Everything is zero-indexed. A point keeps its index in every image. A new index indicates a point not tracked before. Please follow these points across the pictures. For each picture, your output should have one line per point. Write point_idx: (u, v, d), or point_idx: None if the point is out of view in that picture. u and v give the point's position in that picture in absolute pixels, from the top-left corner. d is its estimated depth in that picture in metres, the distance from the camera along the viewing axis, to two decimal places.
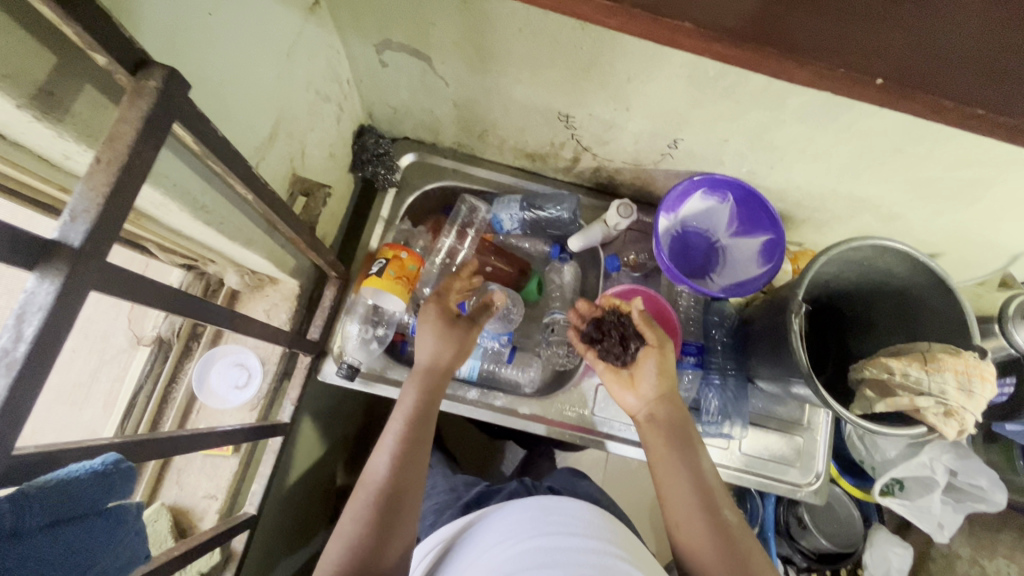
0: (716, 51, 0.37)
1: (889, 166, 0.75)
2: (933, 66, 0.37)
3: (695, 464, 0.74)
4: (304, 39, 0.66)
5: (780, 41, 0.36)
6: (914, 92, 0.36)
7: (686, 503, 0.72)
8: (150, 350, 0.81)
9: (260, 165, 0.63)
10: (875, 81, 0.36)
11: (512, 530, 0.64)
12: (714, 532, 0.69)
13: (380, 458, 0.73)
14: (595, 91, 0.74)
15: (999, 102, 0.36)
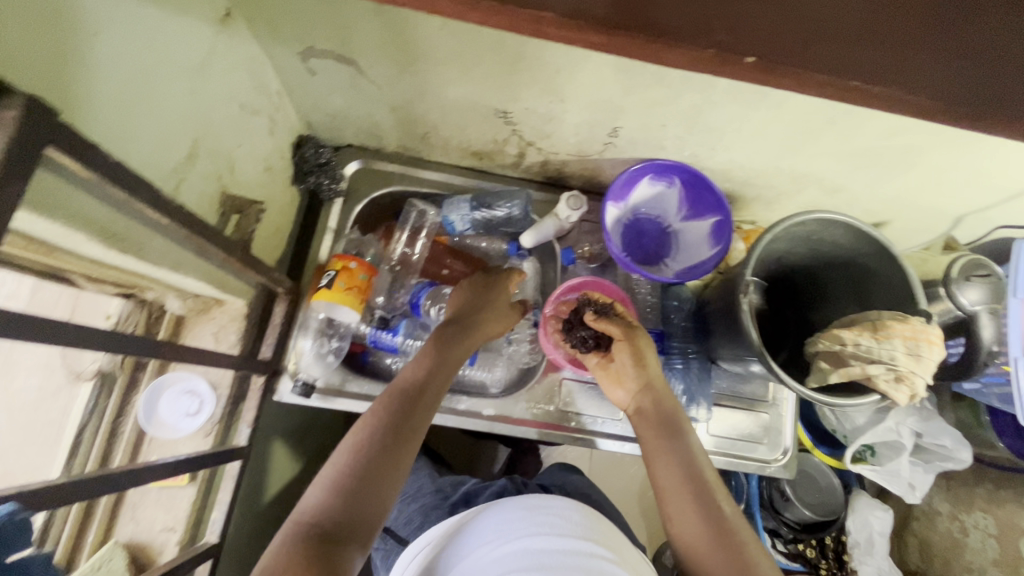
0: (585, 39, 0.45)
1: (825, 140, 0.76)
2: (789, 52, 0.45)
3: (687, 452, 0.75)
4: (217, 52, 0.64)
5: (647, 28, 0.45)
6: (771, 66, 0.45)
7: (681, 492, 0.72)
8: (92, 385, 0.77)
9: (181, 186, 0.61)
10: (745, 59, 0.45)
11: (500, 531, 0.63)
12: (706, 519, 0.69)
13: (353, 439, 0.66)
14: (526, 84, 0.73)
15: (851, 71, 0.45)
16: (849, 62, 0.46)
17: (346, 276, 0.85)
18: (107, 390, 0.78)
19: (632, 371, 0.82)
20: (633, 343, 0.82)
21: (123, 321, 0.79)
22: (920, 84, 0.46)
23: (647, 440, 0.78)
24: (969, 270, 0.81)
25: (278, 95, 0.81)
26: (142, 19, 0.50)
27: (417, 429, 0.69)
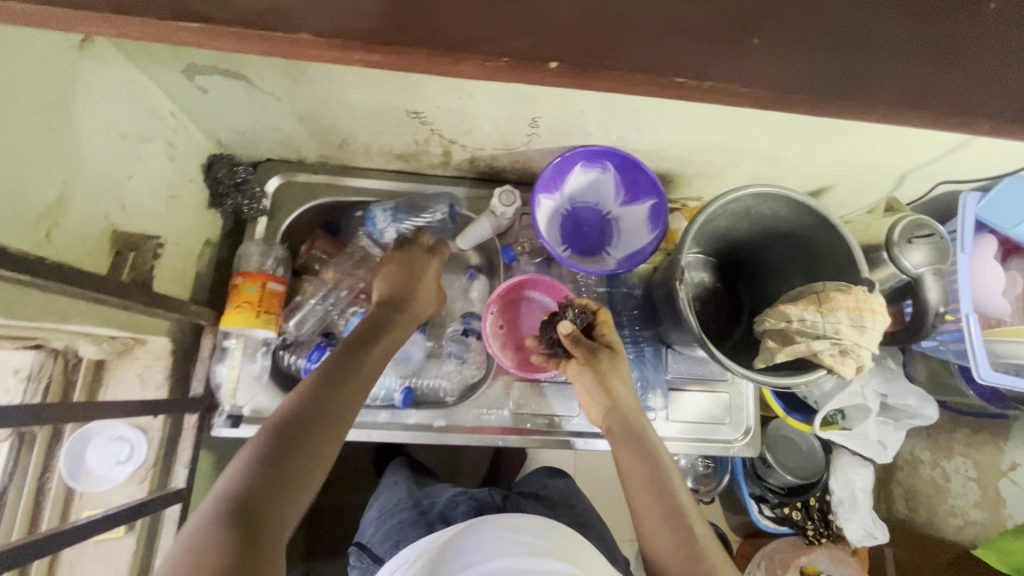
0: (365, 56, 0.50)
1: (750, 112, 0.72)
2: (595, 41, 0.52)
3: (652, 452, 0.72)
4: (81, 82, 0.59)
5: (437, 35, 0.50)
6: (582, 66, 0.51)
7: (649, 496, 0.69)
8: (9, 443, 0.73)
9: (55, 231, 0.57)
10: (553, 63, 0.51)
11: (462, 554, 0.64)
12: (670, 525, 0.66)
13: (245, 467, 0.56)
14: (428, 82, 0.68)
15: (649, 64, 0.51)
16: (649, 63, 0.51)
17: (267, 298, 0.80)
18: (27, 448, 0.74)
19: (597, 396, 0.78)
20: (596, 369, 0.78)
21: (36, 374, 0.75)
22: None
23: (614, 443, 0.75)
24: (912, 231, 0.79)
25: (173, 117, 0.76)
26: None
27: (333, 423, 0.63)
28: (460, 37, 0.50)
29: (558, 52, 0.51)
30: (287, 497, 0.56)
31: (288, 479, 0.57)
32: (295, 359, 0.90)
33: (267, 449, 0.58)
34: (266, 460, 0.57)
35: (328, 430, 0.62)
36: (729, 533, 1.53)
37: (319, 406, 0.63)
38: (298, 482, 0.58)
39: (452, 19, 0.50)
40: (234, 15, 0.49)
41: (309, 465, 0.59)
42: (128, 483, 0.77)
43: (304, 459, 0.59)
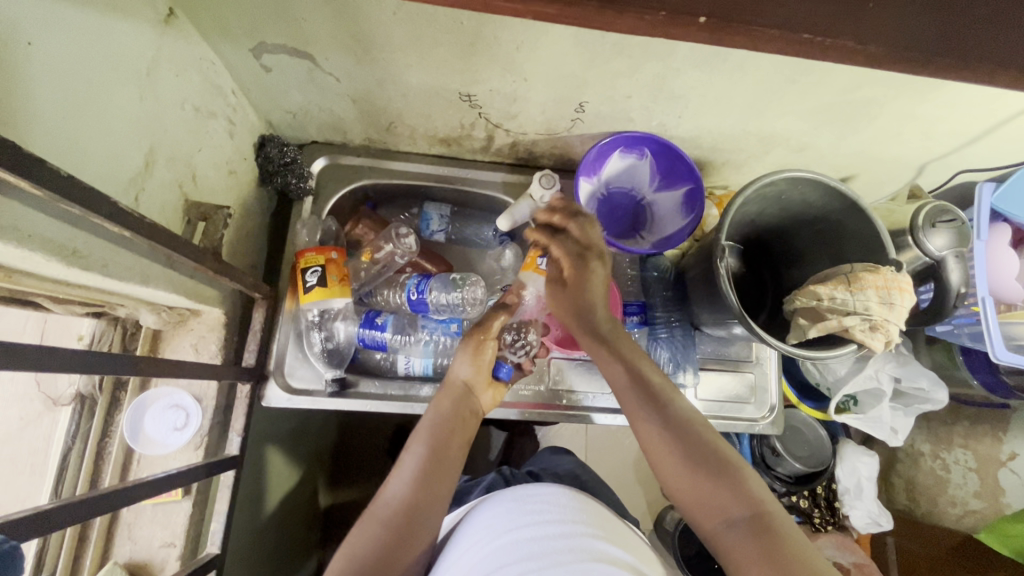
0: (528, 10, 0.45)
1: (788, 101, 0.76)
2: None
3: (673, 413, 0.70)
4: (165, 54, 0.62)
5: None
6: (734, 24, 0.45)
7: (676, 450, 0.67)
8: (72, 408, 0.76)
9: (141, 196, 0.60)
10: (700, 19, 0.45)
11: (493, 528, 0.69)
12: (699, 467, 0.65)
13: (394, 487, 0.68)
14: (487, 65, 0.72)
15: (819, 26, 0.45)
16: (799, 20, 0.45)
17: (334, 269, 0.87)
18: (87, 412, 0.76)
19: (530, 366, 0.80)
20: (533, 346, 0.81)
21: (97, 341, 0.76)
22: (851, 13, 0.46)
23: (625, 403, 0.73)
24: (935, 216, 0.83)
25: (234, 96, 0.79)
26: (76, 22, 0.48)
27: (461, 437, 0.73)
28: None
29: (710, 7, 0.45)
30: (431, 507, 0.67)
31: (431, 494, 0.67)
32: (343, 334, 0.92)
33: (411, 471, 0.68)
34: (409, 484, 0.67)
35: (453, 456, 0.71)
36: None
37: (447, 422, 0.73)
38: (438, 496, 0.68)
39: None
40: None
41: (444, 482, 0.69)
42: (184, 449, 0.79)
43: (439, 478, 0.69)
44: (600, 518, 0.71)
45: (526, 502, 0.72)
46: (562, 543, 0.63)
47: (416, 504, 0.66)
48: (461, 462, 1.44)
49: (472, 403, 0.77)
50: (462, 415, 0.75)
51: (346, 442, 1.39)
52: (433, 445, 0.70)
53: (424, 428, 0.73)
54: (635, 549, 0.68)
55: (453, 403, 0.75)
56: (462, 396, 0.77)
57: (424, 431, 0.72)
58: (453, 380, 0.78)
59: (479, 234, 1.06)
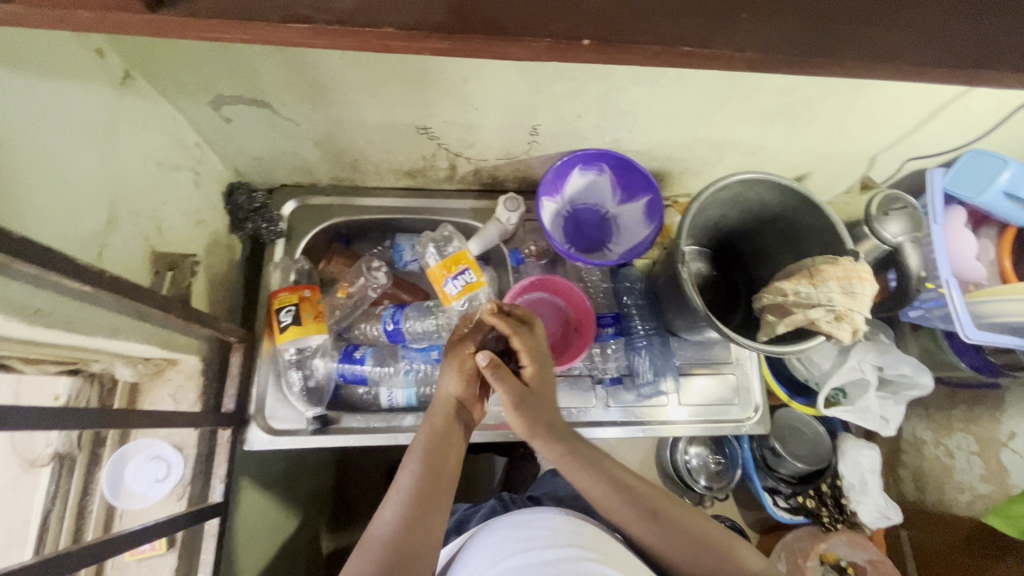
0: (426, 48, 0.43)
1: (730, 107, 0.79)
2: (634, 16, 0.43)
3: (612, 473, 0.71)
4: (124, 113, 0.64)
5: (484, 27, 0.42)
6: (620, 45, 0.42)
7: (658, 538, 0.69)
8: (51, 469, 0.76)
9: (104, 251, 0.62)
10: (583, 42, 0.42)
11: (491, 557, 0.68)
12: (689, 551, 0.68)
13: (389, 510, 0.64)
14: (437, 98, 0.75)
15: (699, 39, 0.43)
16: (680, 27, 0.43)
17: (308, 307, 0.88)
18: (67, 471, 0.77)
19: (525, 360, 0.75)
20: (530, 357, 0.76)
21: (75, 399, 0.77)
22: (753, 16, 0.44)
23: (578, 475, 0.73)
24: (887, 204, 0.86)
25: (198, 147, 0.81)
26: (28, 91, 0.50)
27: (454, 449, 0.71)
28: (509, 23, 0.42)
29: (593, 29, 0.42)
30: (427, 528, 0.64)
31: (426, 516, 0.64)
32: (322, 370, 0.92)
33: (404, 490, 0.65)
34: (402, 506, 0.64)
35: (448, 473, 0.68)
36: (748, 529, 1.54)
37: (438, 437, 0.70)
38: (435, 515, 0.65)
39: (504, 7, 0.42)
40: (250, 12, 0.41)
41: (441, 501, 0.66)
42: (166, 500, 0.79)
43: (434, 496, 0.66)
44: (600, 541, 0.70)
45: (522, 529, 0.71)
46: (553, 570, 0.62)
47: (412, 527, 0.63)
48: (462, 492, 1.42)
49: (463, 416, 0.75)
50: (455, 433, 0.72)
51: (344, 483, 1.38)
52: (427, 460, 0.68)
53: (416, 446, 0.70)
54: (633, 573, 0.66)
55: (440, 416, 0.72)
56: (453, 416, 0.73)
57: (416, 448, 0.69)
58: (444, 401, 0.74)
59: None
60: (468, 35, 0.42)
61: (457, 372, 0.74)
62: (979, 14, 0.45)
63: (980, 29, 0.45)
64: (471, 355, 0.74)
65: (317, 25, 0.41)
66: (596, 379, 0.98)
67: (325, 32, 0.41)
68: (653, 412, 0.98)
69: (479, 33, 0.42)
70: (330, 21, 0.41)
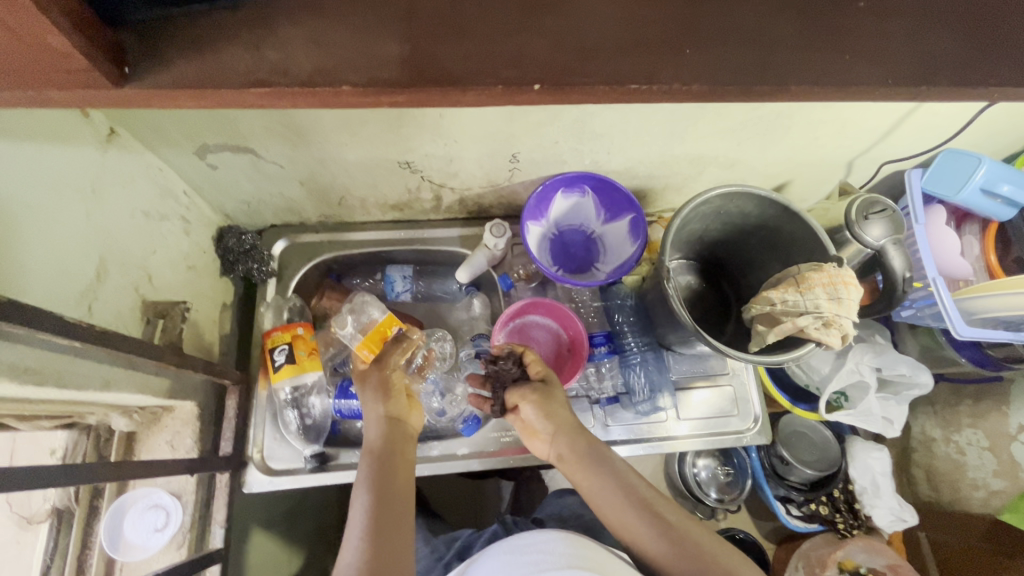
0: (381, 100, 0.44)
1: (704, 125, 0.81)
2: (583, 57, 0.44)
3: (611, 465, 0.74)
4: (110, 169, 0.66)
5: (435, 79, 0.43)
6: (569, 86, 0.43)
7: (655, 537, 0.69)
8: (48, 524, 0.76)
9: (94, 305, 0.63)
10: (533, 86, 0.43)
11: None
12: (685, 561, 0.67)
13: (350, 547, 0.63)
14: (416, 134, 0.76)
15: (644, 77, 0.44)
16: (627, 67, 0.44)
17: (301, 344, 0.88)
18: (65, 526, 0.76)
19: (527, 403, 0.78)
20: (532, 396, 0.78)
21: (72, 453, 0.78)
22: (698, 53, 0.45)
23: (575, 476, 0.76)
24: (867, 208, 0.87)
25: (186, 195, 0.83)
26: (14, 156, 0.52)
27: (403, 475, 0.70)
28: (460, 72, 0.43)
29: (541, 73, 0.43)
30: (397, 556, 0.62)
31: (391, 546, 0.63)
32: (318, 408, 0.92)
33: (363, 522, 0.64)
34: (365, 538, 0.63)
35: (400, 498, 0.68)
36: (762, 540, 1.52)
37: (385, 465, 0.70)
38: (399, 541, 0.64)
39: (454, 59, 0.43)
40: (217, 75, 0.43)
41: (401, 525, 0.65)
42: (166, 550, 0.79)
43: (394, 520, 0.65)
44: (599, 563, 0.68)
45: (521, 555, 0.70)
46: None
47: (379, 558, 0.61)
48: (469, 520, 1.41)
49: (405, 438, 0.74)
50: (399, 451, 0.72)
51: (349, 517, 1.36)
52: (378, 491, 0.67)
53: (364, 479, 0.69)
54: None
55: (384, 443, 0.72)
56: (393, 433, 0.73)
57: (364, 481, 0.68)
58: (377, 423, 0.74)
59: (445, 288, 1.09)
60: (422, 88, 0.43)
61: (378, 390, 0.76)
62: (914, 34, 0.47)
63: (917, 49, 0.47)
64: (386, 369, 0.78)
65: (276, 86, 0.42)
66: (593, 399, 0.98)
67: (284, 92, 0.43)
68: (652, 429, 0.98)
69: (432, 87, 0.43)
70: (286, 83, 0.43)
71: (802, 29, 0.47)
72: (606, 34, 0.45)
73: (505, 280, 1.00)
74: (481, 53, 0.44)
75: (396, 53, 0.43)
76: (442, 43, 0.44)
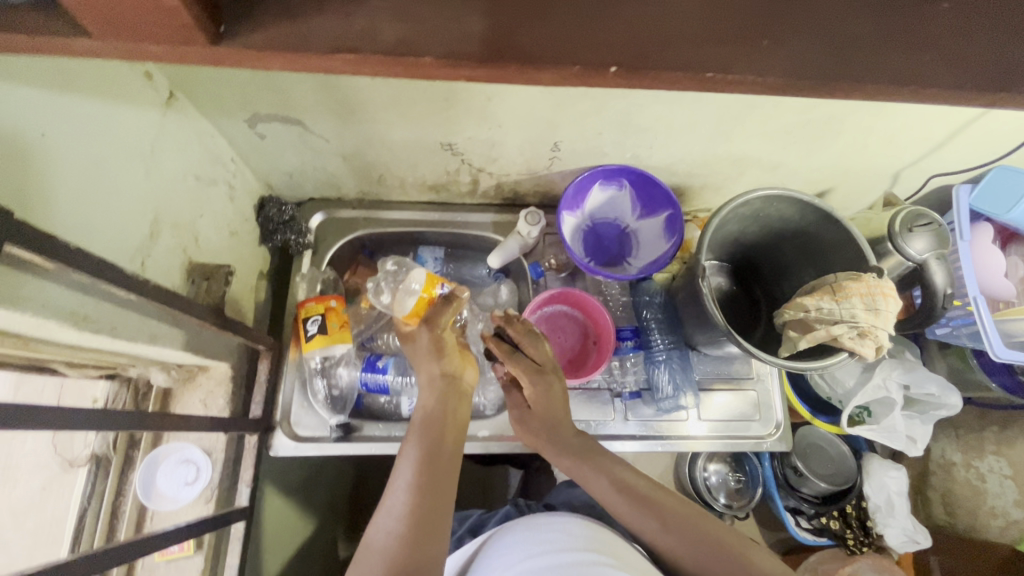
0: (464, 74, 0.45)
1: (751, 125, 0.80)
2: (661, 43, 0.45)
3: (640, 461, 0.73)
4: (168, 131, 0.68)
5: (514, 55, 0.44)
6: (644, 72, 0.44)
7: (680, 533, 0.68)
8: (87, 469, 0.80)
9: (147, 262, 0.65)
10: (611, 69, 0.44)
11: (510, 557, 0.68)
12: (695, 548, 0.67)
13: (393, 497, 0.65)
14: (463, 116, 0.77)
15: (722, 65, 0.44)
16: (708, 54, 0.44)
17: (333, 316, 0.90)
18: (103, 472, 0.80)
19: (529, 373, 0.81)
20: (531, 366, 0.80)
21: (112, 402, 0.81)
22: (779, 48, 0.45)
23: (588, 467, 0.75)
24: (911, 221, 0.85)
25: (234, 163, 0.85)
26: (85, 113, 0.54)
27: (453, 437, 0.72)
28: (538, 51, 0.44)
29: (618, 56, 0.44)
30: (435, 513, 0.64)
31: (433, 502, 0.65)
32: (345, 379, 0.95)
33: (409, 475, 0.67)
34: (408, 492, 0.65)
35: (448, 458, 0.70)
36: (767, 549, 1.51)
37: (436, 424, 0.72)
38: (441, 499, 0.66)
39: (533, 38, 0.44)
40: (296, 38, 0.44)
41: (443, 486, 0.67)
42: (195, 503, 0.82)
43: (437, 478, 0.67)
44: (613, 546, 0.69)
45: (539, 532, 0.71)
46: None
47: (418, 510, 0.64)
48: (478, 503, 1.43)
49: (458, 398, 0.76)
50: (452, 415, 0.73)
51: (362, 491, 1.39)
52: (426, 449, 0.69)
53: (415, 434, 0.71)
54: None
55: (438, 403, 0.74)
56: (448, 396, 0.75)
57: (415, 438, 0.71)
58: (432, 385, 0.75)
59: (475, 273, 1.10)
60: (504, 65, 0.44)
61: (431, 349, 0.77)
62: (991, 40, 0.46)
63: (993, 57, 0.46)
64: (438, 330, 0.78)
65: (364, 52, 0.44)
66: (615, 393, 0.98)
67: (376, 59, 0.44)
68: (673, 427, 0.98)
69: (511, 64, 0.44)
70: (373, 48, 0.44)
71: (884, 26, 0.47)
72: (687, 21, 0.45)
73: (536, 268, 1.01)
74: (558, 33, 0.45)
75: (479, 29, 0.44)
76: (524, 21, 0.45)
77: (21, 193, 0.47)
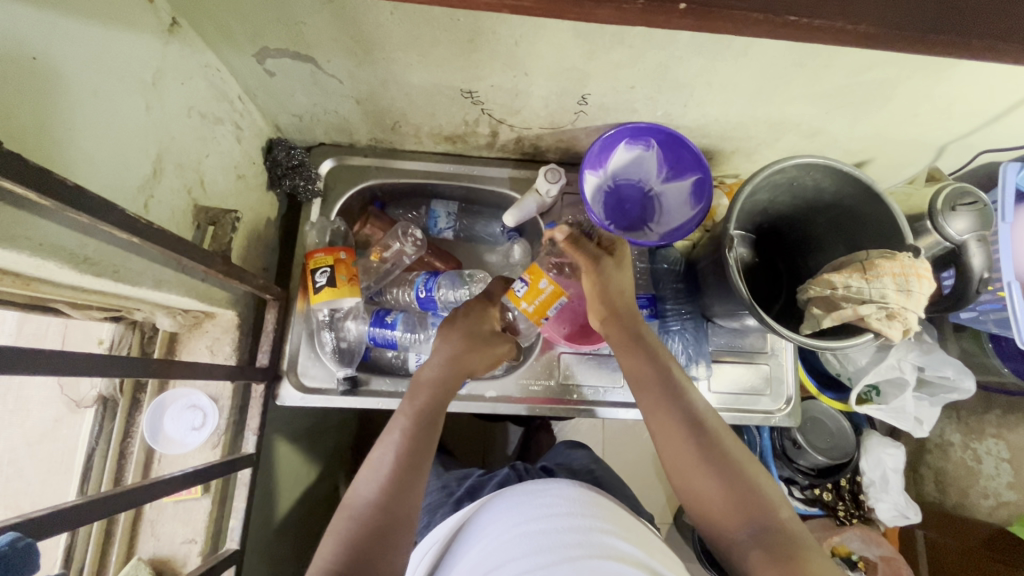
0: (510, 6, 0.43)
1: (797, 84, 0.73)
2: None
3: (687, 404, 0.70)
4: (171, 62, 0.63)
5: None
6: (714, 10, 0.42)
7: (714, 475, 0.65)
8: (95, 410, 0.81)
9: (150, 203, 0.62)
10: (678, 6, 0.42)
11: (501, 521, 0.61)
12: (729, 488, 0.64)
13: (375, 471, 0.66)
14: (488, 61, 0.71)
15: (804, 7, 0.42)
16: None
17: (343, 269, 0.87)
18: (110, 413, 0.81)
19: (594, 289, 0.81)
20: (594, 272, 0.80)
21: (117, 345, 0.79)
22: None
23: (644, 399, 0.72)
24: (955, 199, 0.81)
25: (241, 102, 0.80)
26: (81, 35, 0.50)
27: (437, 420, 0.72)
28: None
29: None
30: (410, 500, 0.64)
31: (407, 478, 0.65)
32: (354, 332, 0.94)
33: (391, 453, 0.67)
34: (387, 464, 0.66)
35: (432, 436, 0.70)
36: None
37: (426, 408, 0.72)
38: (416, 476, 0.66)
39: None
40: None
41: (422, 461, 0.67)
42: (202, 448, 0.82)
43: (417, 455, 0.67)
44: (616, 516, 0.62)
45: (536, 496, 0.63)
46: (564, 521, 0.58)
47: (393, 487, 0.64)
48: (477, 459, 1.45)
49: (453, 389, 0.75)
50: (442, 398, 0.73)
51: (364, 441, 1.41)
52: (412, 426, 0.69)
53: (406, 410, 0.72)
54: (654, 550, 0.59)
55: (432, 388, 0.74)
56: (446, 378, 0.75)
57: (403, 419, 0.71)
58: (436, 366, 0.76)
59: (488, 230, 1.06)
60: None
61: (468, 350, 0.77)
62: None
63: None
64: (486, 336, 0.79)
65: None
66: None
67: None
68: None
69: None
70: None
71: None
72: None
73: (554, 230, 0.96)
74: None
75: None
76: None
77: (10, 120, 0.43)
